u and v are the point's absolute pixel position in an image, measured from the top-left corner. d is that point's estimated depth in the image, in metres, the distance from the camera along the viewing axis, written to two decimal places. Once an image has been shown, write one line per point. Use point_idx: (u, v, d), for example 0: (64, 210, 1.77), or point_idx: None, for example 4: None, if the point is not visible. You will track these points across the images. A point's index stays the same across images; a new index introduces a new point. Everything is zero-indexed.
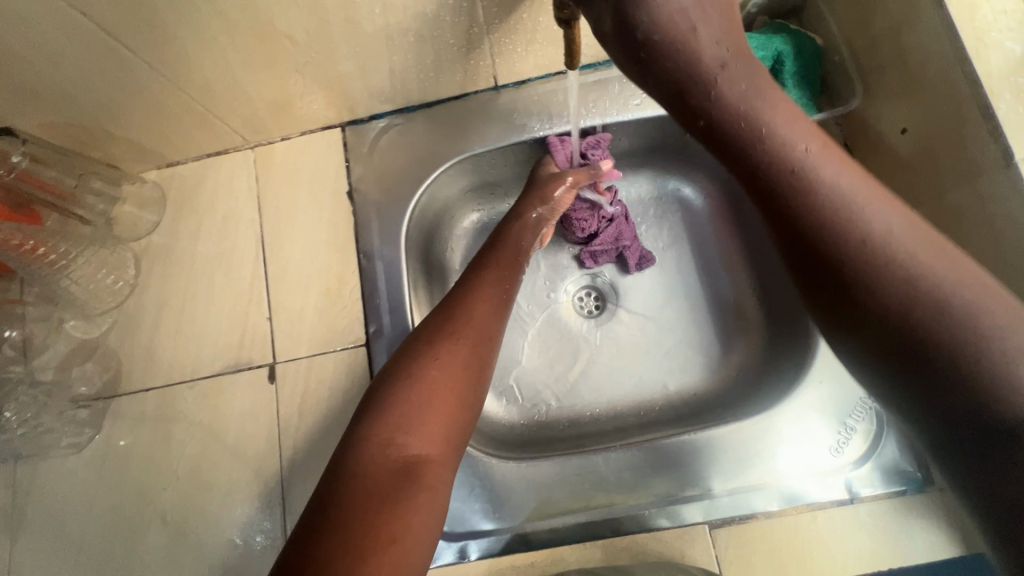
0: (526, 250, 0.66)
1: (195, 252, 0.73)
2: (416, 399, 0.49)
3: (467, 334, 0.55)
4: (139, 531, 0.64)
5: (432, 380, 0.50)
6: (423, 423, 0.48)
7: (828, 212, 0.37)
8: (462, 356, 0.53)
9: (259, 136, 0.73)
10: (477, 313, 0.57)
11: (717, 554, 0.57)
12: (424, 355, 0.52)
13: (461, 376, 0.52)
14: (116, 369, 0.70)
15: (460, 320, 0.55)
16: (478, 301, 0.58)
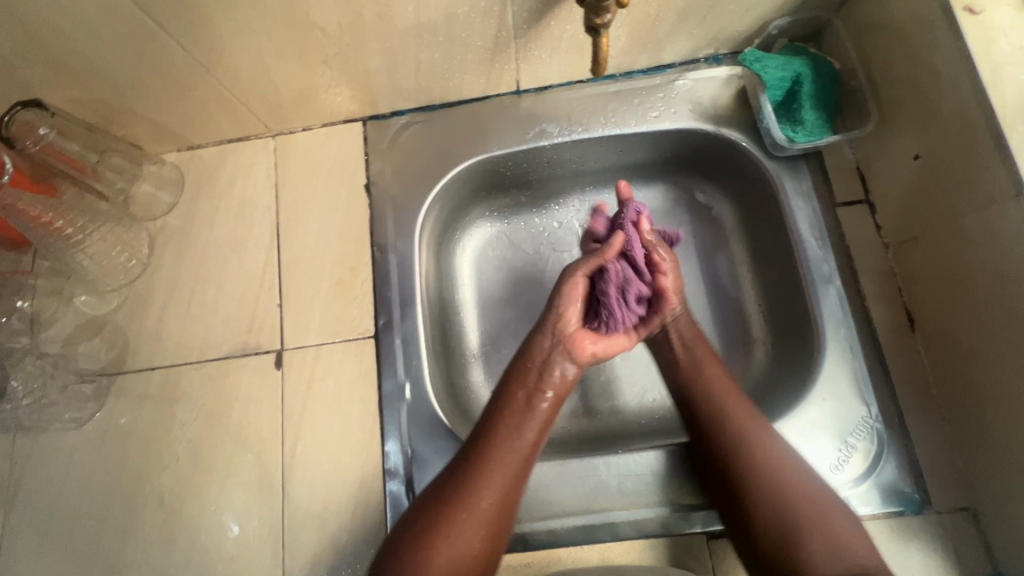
0: (558, 391, 0.60)
1: (210, 235, 0.73)
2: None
3: (478, 507, 0.52)
4: (134, 510, 0.64)
5: (435, 566, 0.49)
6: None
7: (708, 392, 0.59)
8: (473, 528, 0.51)
9: (281, 125, 0.74)
10: (489, 481, 0.53)
11: (714, 564, 0.58)
12: (428, 530, 0.50)
13: (460, 548, 0.50)
14: (123, 346, 0.70)
15: (472, 490, 0.52)
16: (495, 467, 0.53)
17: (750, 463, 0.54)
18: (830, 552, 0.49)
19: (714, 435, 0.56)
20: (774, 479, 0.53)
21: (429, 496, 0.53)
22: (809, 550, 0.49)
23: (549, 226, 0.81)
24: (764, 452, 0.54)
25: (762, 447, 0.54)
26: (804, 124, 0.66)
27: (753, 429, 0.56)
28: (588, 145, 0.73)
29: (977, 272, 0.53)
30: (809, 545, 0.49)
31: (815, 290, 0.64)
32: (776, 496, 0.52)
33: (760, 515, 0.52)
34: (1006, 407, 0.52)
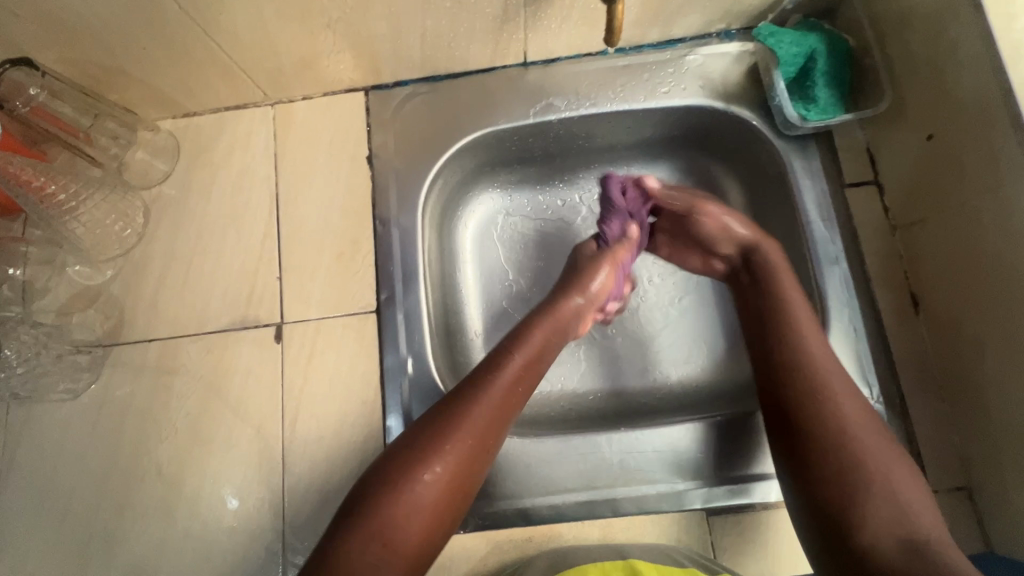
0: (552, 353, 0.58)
1: (207, 205, 0.71)
2: (400, 516, 0.45)
3: (466, 437, 0.49)
4: (133, 482, 0.64)
5: (420, 493, 0.46)
6: (397, 545, 0.44)
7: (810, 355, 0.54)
8: (461, 462, 0.48)
9: (280, 93, 0.72)
10: (481, 411, 0.50)
11: (713, 540, 0.59)
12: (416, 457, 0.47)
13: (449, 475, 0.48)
14: (119, 317, 0.68)
15: (464, 425, 0.49)
16: (484, 399, 0.51)
17: (828, 425, 0.50)
18: (891, 517, 0.45)
19: (806, 403, 0.51)
20: (853, 446, 0.48)
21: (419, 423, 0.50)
22: (867, 514, 0.46)
23: (553, 203, 0.80)
24: (836, 413, 0.50)
25: (845, 409, 0.50)
26: (817, 102, 0.65)
27: (831, 390, 0.51)
28: (595, 121, 0.72)
29: (986, 253, 0.53)
30: (868, 510, 0.46)
31: (821, 271, 0.64)
32: (843, 460, 0.48)
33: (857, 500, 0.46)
34: (1008, 387, 0.52)
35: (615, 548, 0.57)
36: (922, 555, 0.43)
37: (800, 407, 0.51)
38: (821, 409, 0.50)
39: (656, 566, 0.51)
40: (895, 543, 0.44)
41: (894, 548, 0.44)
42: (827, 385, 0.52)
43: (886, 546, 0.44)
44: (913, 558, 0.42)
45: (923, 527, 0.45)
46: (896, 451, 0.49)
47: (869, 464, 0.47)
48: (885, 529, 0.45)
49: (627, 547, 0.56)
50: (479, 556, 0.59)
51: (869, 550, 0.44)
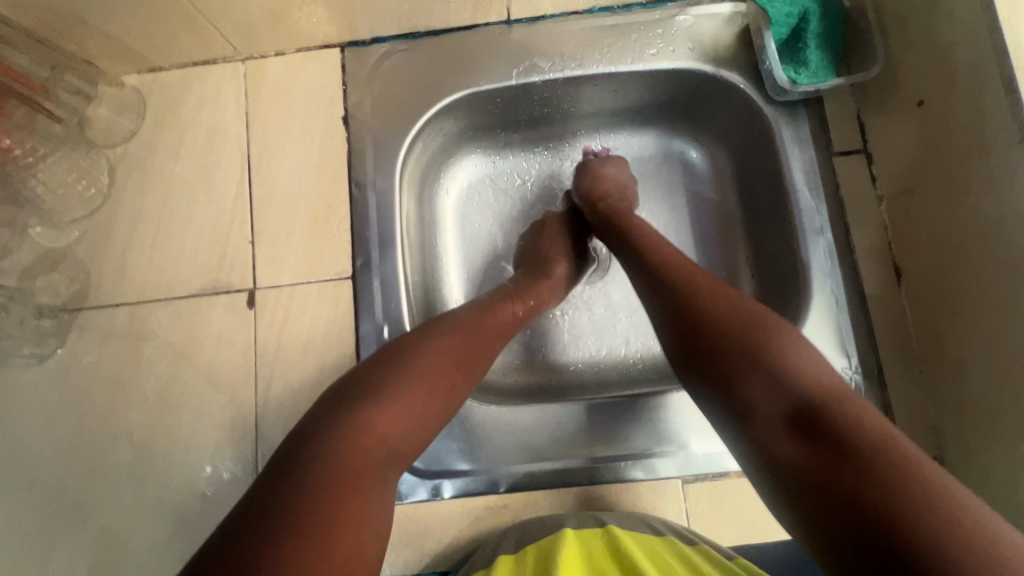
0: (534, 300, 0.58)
1: (175, 166, 0.69)
2: (392, 412, 0.40)
3: (454, 363, 0.45)
4: (102, 448, 0.62)
5: (407, 403, 0.41)
6: (397, 433, 0.40)
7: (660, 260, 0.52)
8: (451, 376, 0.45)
9: (251, 48, 0.69)
10: (475, 344, 0.48)
11: (687, 507, 0.58)
12: (387, 384, 0.41)
13: (439, 404, 0.43)
14: (85, 281, 0.66)
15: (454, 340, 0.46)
16: (481, 330, 0.49)
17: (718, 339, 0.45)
18: (773, 392, 0.41)
19: (670, 296, 0.49)
20: (719, 330, 0.45)
21: (409, 337, 0.46)
22: (761, 406, 0.41)
23: (538, 170, 0.78)
24: (734, 318, 0.45)
25: (734, 312, 0.46)
26: (808, 65, 0.63)
27: (710, 287, 0.48)
28: (580, 83, 0.69)
29: (972, 222, 0.52)
30: (760, 402, 0.41)
31: (805, 241, 0.63)
32: (743, 353, 0.43)
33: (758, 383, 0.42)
34: (987, 355, 0.52)
35: (589, 514, 0.56)
36: (813, 428, 0.38)
37: (693, 323, 0.46)
38: (705, 322, 0.46)
39: (633, 535, 0.51)
40: (788, 428, 0.39)
41: (785, 426, 0.40)
42: (695, 286, 0.48)
43: (789, 444, 0.39)
44: (809, 430, 0.38)
45: (814, 398, 0.40)
46: (804, 344, 0.44)
47: (762, 357, 0.43)
48: (776, 408, 0.40)
49: (601, 513, 0.56)
50: (454, 524, 0.59)
51: (769, 442, 0.40)
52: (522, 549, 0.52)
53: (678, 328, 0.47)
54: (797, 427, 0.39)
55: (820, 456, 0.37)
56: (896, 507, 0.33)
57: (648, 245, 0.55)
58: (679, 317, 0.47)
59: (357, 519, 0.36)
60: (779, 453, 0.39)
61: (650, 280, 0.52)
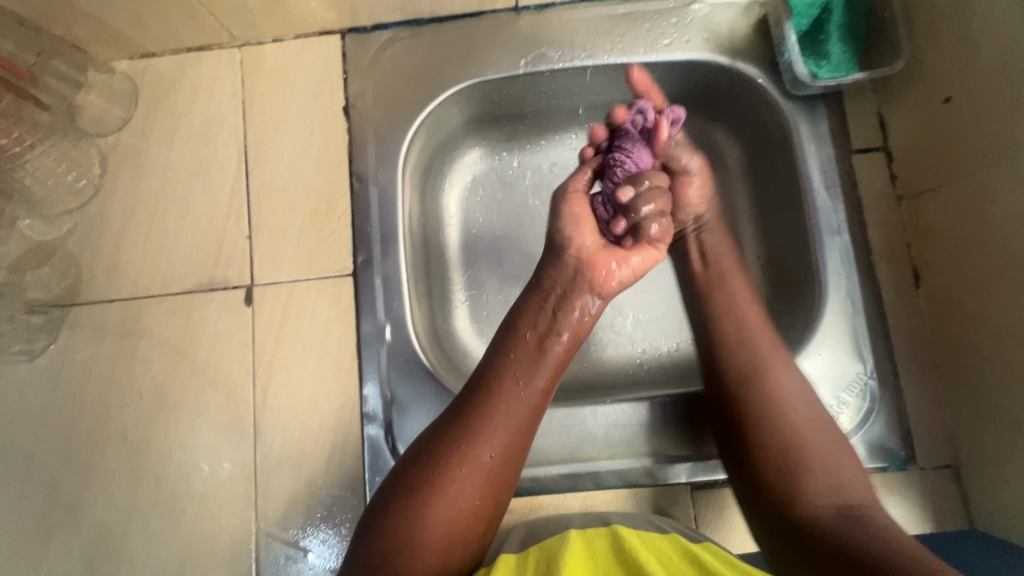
0: (573, 337, 0.51)
1: (169, 156, 0.66)
2: (416, 544, 0.43)
3: (478, 465, 0.46)
4: (96, 448, 0.61)
5: (430, 529, 0.43)
6: (425, 553, 0.43)
7: (729, 328, 0.54)
8: (462, 486, 0.45)
9: (248, 34, 0.66)
10: (493, 436, 0.46)
11: (697, 513, 0.57)
12: (405, 505, 0.44)
13: (468, 515, 0.45)
14: (76, 275, 0.64)
15: (472, 446, 0.46)
16: (499, 418, 0.47)
17: (767, 413, 0.49)
18: (829, 492, 0.45)
19: (730, 371, 0.52)
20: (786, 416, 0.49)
21: (420, 452, 0.47)
22: (806, 492, 0.46)
23: (543, 163, 0.75)
24: (780, 398, 0.49)
25: (784, 391, 0.50)
26: (829, 58, 0.60)
27: (774, 368, 0.51)
28: (589, 74, 0.67)
29: (998, 225, 0.50)
30: (807, 490, 0.46)
31: (820, 241, 0.61)
32: (792, 444, 0.48)
33: (803, 473, 0.46)
34: (1007, 364, 0.51)
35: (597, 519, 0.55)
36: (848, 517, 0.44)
37: (750, 391, 0.50)
38: (759, 399, 0.50)
39: (637, 531, 0.49)
40: (833, 509, 0.45)
41: (832, 513, 0.44)
42: (766, 366, 0.51)
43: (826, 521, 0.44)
44: (847, 521, 0.43)
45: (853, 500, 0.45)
46: (840, 436, 0.49)
47: (805, 443, 0.48)
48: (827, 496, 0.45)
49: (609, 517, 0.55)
50: None
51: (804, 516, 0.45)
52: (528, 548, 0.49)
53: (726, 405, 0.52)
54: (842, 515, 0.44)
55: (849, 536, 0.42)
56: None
57: (718, 300, 0.56)
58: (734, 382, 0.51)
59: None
60: (816, 526, 0.44)
61: (712, 349, 0.54)
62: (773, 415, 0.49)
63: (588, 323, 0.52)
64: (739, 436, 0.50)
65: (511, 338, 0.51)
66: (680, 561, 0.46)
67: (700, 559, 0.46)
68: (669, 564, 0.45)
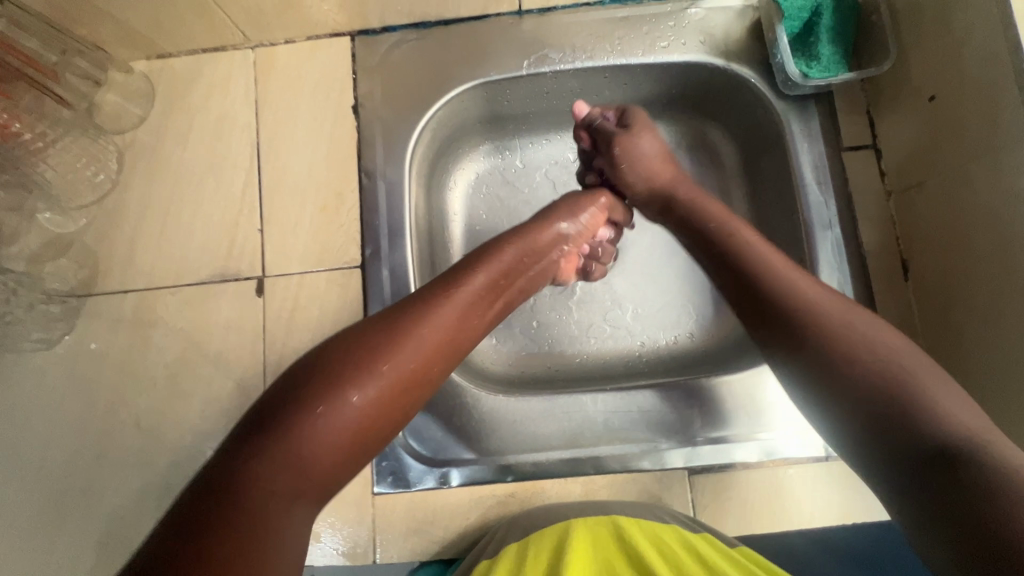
0: (523, 286, 0.52)
1: (183, 152, 0.69)
2: (311, 435, 0.35)
3: (410, 363, 0.39)
4: (110, 434, 0.63)
5: (334, 418, 0.35)
6: (318, 466, 0.35)
7: (759, 263, 0.48)
8: (384, 398, 0.37)
9: (261, 36, 0.68)
10: (432, 341, 0.41)
11: (693, 498, 0.59)
12: (305, 404, 0.35)
13: (379, 417, 0.37)
14: (93, 267, 0.66)
15: (408, 341, 0.39)
16: (443, 328, 0.42)
17: (828, 361, 0.41)
18: (938, 424, 0.35)
19: (776, 304, 0.45)
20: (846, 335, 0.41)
21: (344, 337, 0.40)
22: (925, 435, 0.35)
23: (545, 162, 0.78)
24: (841, 334, 0.41)
25: (843, 315, 0.42)
26: (820, 59, 0.62)
27: (819, 294, 0.44)
28: (590, 75, 0.69)
29: (981, 216, 0.52)
30: (927, 425, 0.35)
31: (813, 235, 0.63)
32: (886, 364, 0.38)
33: (906, 398, 0.36)
34: (992, 351, 0.53)
35: (597, 505, 0.56)
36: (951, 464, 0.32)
37: (811, 338, 0.42)
38: (821, 345, 0.41)
39: (636, 520, 0.51)
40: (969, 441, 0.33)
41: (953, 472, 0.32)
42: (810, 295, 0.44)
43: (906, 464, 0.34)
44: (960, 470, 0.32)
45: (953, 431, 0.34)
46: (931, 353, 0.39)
47: (878, 376, 0.38)
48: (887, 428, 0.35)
49: (610, 503, 0.57)
50: (463, 510, 0.59)
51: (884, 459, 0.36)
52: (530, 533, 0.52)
53: (784, 337, 0.44)
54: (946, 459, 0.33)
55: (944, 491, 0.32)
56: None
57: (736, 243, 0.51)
58: (791, 335, 0.43)
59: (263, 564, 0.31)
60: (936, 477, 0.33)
61: (746, 287, 0.48)
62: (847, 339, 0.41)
63: (541, 278, 0.55)
64: (810, 374, 0.42)
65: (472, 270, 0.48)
66: (682, 554, 0.47)
67: (704, 555, 0.46)
68: (671, 557, 0.46)
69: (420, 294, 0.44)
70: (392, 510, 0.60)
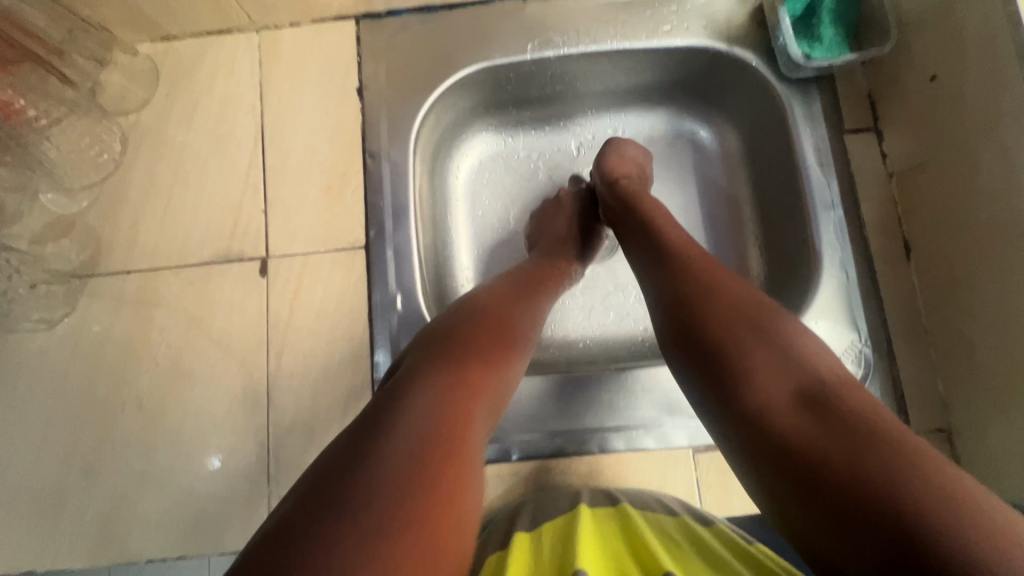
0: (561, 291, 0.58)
1: (188, 134, 0.69)
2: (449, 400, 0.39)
3: (505, 345, 0.45)
4: (112, 413, 0.62)
5: (461, 388, 0.40)
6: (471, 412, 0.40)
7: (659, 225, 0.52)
8: (500, 359, 0.44)
9: (266, 18, 0.69)
10: (518, 329, 0.47)
11: (697, 477, 0.59)
12: (445, 362, 0.41)
13: (490, 389, 0.42)
14: (95, 247, 0.66)
15: (496, 329, 0.46)
16: (523, 318, 0.48)
17: (717, 325, 0.42)
18: (780, 369, 0.39)
19: (669, 262, 0.47)
20: (723, 288, 0.44)
21: (438, 331, 0.44)
22: (762, 376, 0.39)
23: (548, 148, 0.78)
24: (724, 301, 0.43)
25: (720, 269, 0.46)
26: (822, 40, 0.63)
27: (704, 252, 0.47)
28: (593, 59, 0.70)
29: (984, 193, 0.53)
30: (766, 368, 0.39)
31: (816, 216, 0.63)
32: (747, 315, 0.42)
33: (760, 343, 0.40)
34: (995, 327, 0.53)
35: (599, 490, 0.56)
36: (818, 404, 0.37)
37: (688, 291, 0.44)
38: (708, 316, 0.42)
39: (646, 516, 0.51)
40: (796, 387, 0.38)
41: (801, 408, 0.37)
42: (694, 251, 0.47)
43: (785, 415, 0.37)
44: (813, 406, 0.37)
45: (818, 374, 0.39)
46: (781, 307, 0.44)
47: (757, 335, 0.41)
48: (775, 384, 0.39)
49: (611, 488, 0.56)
50: None
51: (762, 414, 0.38)
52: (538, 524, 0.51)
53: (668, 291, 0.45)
54: (801, 398, 0.37)
55: (823, 433, 0.35)
56: (934, 520, 0.30)
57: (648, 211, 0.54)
58: (672, 303, 0.44)
59: (455, 489, 0.35)
60: (778, 415, 0.37)
61: (648, 247, 0.50)
62: (716, 291, 0.44)
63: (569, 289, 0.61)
64: (672, 325, 0.44)
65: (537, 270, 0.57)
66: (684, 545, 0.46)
67: (711, 552, 0.45)
68: (672, 545, 0.46)
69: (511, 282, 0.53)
70: None
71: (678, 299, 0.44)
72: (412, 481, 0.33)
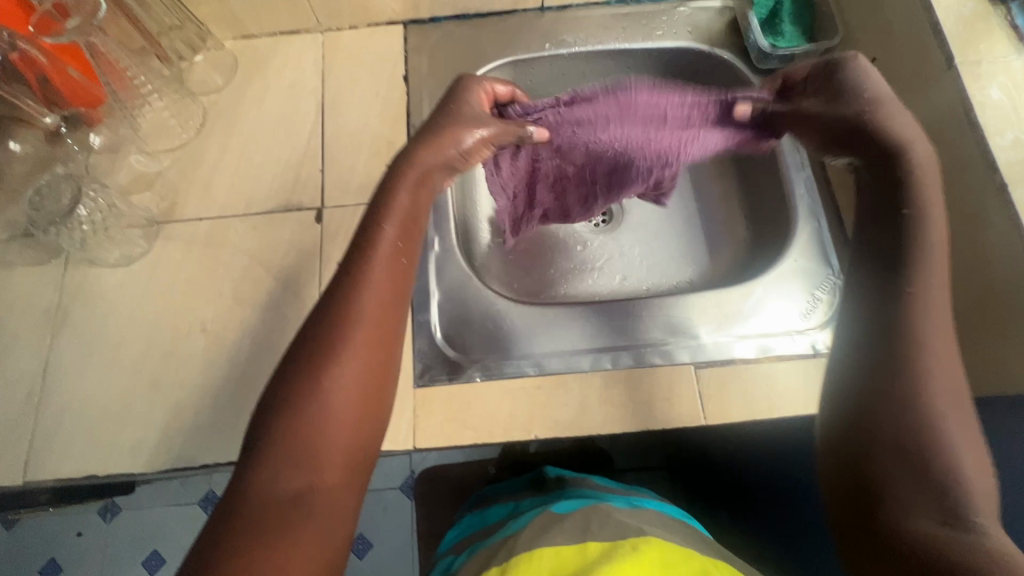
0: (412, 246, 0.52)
1: (258, 110, 0.81)
2: (290, 442, 0.41)
3: (345, 361, 0.44)
4: (179, 336, 0.70)
5: (304, 426, 0.42)
6: (326, 455, 0.42)
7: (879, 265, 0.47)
8: (353, 389, 0.44)
9: (332, 21, 0.83)
10: (354, 332, 0.45)
11: (700, 388, 0.66)
12: (284, 406, 0.42)
13: (344, 411, 0.43)
14: (172, 200, 0.76)
15: (332, 352, 0.44)
16: (360, 318, 0.46)
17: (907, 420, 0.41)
18: (932, 495, 0.39)
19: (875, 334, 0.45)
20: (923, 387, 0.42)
21: (284, 367, 0.45)
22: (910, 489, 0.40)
23: None
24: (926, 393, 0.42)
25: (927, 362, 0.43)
26: (784, 36, 0.79)
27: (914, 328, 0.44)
28: (599, 58, 0.84)
29: None
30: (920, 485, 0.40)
31: (790, 176, 0.77)
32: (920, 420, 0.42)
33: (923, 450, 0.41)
34: None
35: (599, 508, 0.57)
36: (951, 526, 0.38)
37: (871, 377, 0.44)
38: (904, 397, 0.42)
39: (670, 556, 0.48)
40: (938, 514, 0.39)
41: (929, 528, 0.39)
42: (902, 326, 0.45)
43: (917, 514, 0.39)
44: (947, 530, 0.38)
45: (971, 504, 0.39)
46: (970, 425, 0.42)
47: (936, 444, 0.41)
48: (923, 502, 0.39)
49: (611, 507, 0.57)
50: (495, 403, 0.66)
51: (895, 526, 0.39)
52: (535, 550, 0.49)
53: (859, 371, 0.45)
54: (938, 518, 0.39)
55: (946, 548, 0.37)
56: None
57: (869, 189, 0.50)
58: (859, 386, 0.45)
59: (300, 530, 0.39)
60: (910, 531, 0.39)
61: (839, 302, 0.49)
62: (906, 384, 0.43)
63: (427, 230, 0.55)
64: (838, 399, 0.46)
65: (379, 246, 0.50)
66: None
67: None
68: None
69: (346, 269, 0.49)
70: (431, 400, 0.66)
71: (874, 357, 0.45)
72: (249, 537, 0.38)
